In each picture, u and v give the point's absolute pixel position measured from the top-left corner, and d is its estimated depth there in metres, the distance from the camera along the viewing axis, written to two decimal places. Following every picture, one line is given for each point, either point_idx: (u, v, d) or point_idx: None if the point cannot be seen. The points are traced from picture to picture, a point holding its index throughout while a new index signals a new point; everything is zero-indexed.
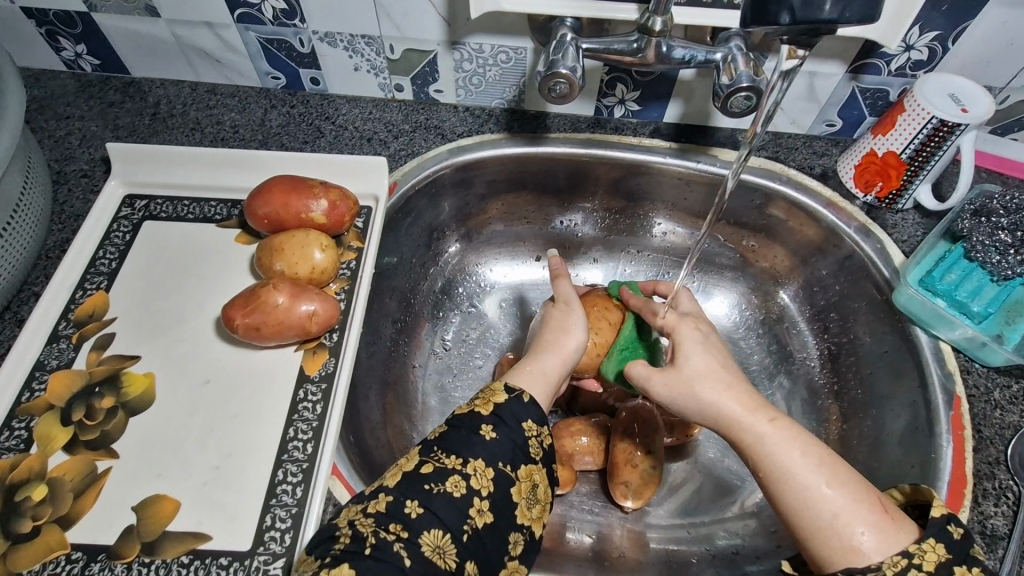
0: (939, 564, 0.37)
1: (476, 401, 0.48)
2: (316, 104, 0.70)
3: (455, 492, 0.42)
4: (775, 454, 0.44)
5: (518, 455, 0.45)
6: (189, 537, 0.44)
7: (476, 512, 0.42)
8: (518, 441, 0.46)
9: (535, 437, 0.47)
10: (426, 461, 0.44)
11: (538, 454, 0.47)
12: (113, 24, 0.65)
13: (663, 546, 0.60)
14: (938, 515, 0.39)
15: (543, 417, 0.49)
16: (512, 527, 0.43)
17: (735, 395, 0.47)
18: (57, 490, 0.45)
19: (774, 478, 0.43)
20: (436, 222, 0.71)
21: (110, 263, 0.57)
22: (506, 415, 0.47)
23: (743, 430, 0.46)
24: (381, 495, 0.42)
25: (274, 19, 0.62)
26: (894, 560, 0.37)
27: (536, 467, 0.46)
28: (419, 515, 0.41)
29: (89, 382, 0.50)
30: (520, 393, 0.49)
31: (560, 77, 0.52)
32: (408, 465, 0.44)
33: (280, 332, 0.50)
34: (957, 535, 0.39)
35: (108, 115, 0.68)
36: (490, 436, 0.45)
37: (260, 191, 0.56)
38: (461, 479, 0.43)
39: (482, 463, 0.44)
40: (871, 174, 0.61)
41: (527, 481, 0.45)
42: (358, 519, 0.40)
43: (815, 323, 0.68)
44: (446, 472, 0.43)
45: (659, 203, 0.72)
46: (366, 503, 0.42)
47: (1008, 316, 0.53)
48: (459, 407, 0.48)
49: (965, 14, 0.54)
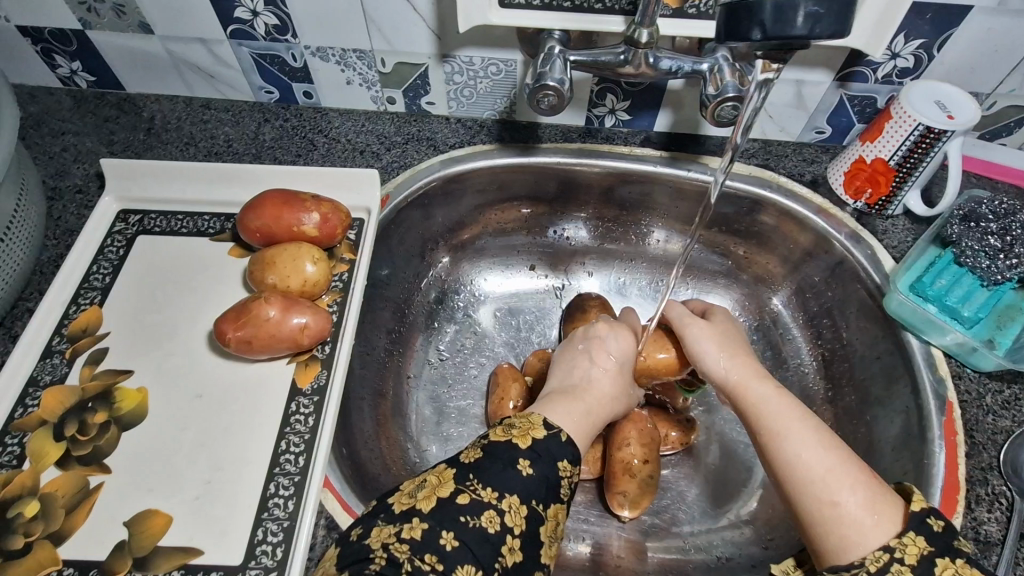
0: (920, 557, 0.37)
1: (514, 430, 0.47)
2: (311, 117, 0.71)
3: (490, 527, 0.41)
4: (775, 415, 0.48)
5: (550, 494, 0.44)
6: (180, 552, 0.44)
7: (509, 550, 0.41)
8: (551, 479, 0.45)
9: (568, 477, 0.46)
10: (461, 491, 0.42)
11: (566, 494, 0.46)
12: (108, 41, 0.66)
13: (659, 556, 0.60)
14: (917, 508, 0.40)
15: (579, 456, 0.48)
16: (536, 566, 0.42)
17: (736, 368, 0.53)
18: (49, 506, 0.45)
19: (771, 436, 0.47)
20: (429, 233, 0.71)
21: (104, 278, 0.58)
22: (543, 452, 0.46)
23: (746, 396, 0.51)
24: (415, 521, 0.40)
25: (267, 34, 0.63)
26: (876, 555, 0.38)
27: (562, 506, 0.45)
28: (453, 548, 0.39)
29: (83, 398, 0.50)
30: (557, 432, 0.48)
31: (547, 90, 0.52)
32: (443, 490, 0.42)
33: (272, 345, 0.50)
34: (938, 528, 0.39)
35: (104, 132, 0.69)
36: (527, 472, 0.44)
37: (252, 204, 0.56)
38: (495, 515, 0.41)
39: (517, 500, 0.43)
40: (861, 181, 0.61)
41: (553, 521, 0.44)
42: (392, 543, 0.39)
43: (808, 329, 0.68)
44: (482, 506, 0.42)
45: (651, 211, 0.72)
46: (399, 526, 0.40)
47: (999, 321, 0.54)
48: (494, 434, 0.47)
49: (948, 22, 0.54)
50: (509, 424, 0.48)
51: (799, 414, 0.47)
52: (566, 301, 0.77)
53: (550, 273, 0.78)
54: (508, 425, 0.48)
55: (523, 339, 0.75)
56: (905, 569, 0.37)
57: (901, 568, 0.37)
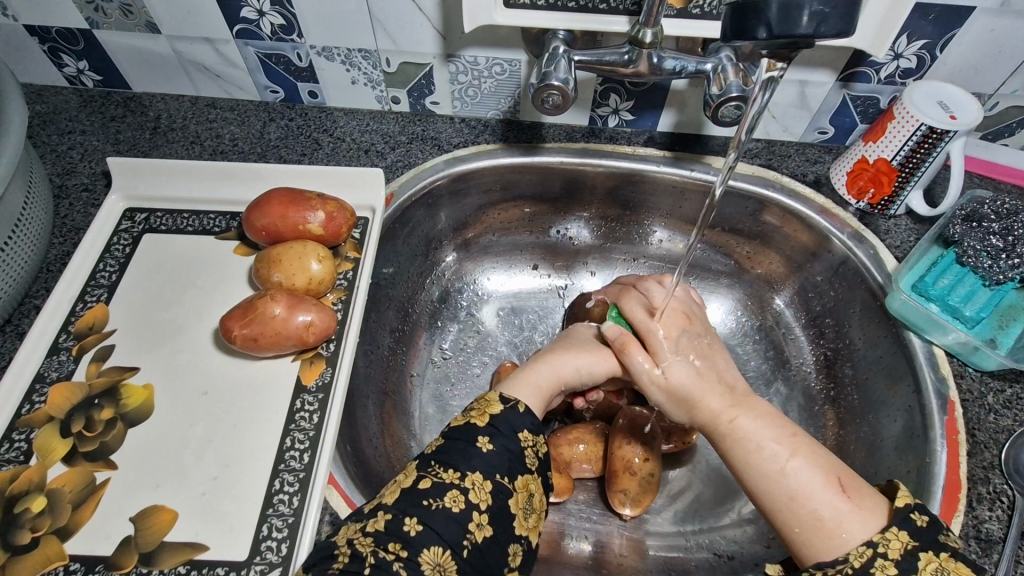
0: (903, 551, 0.38)
1: (472, 412, 0.48)
2: (316, 116, 0.71)
3: (454, 506, 0.42)
4: (745, 438, 0.47)
5: (515, 466, 0.45)
6: (186, 548, 0.44)
7: (476, 526, 0.42)
8: (515, 450, 0.46)
9: (532, 447, 0.47)
10: (424, 477, 0.43)
11: (534, 464, 0.46)
12: (115, 41, 0.66)
13: (662, 554, 0.60)
14: (901, 505, 0.40)
15: (539, 426, 0.49)
16: (511, 538, 0.43)
17: (699, 387, 0.51)
18: (55, 501, 0.45)
19: (744, 461, 0.47)
20: (433, 232, 0.72)
21: (111, 275, 0.58)
22: (503, 426, 0.46)
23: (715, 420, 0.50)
24: (380, 514, 0.41)
25: (273, 34, 0.63)
26: (860, 550, 0.39)
27: (532, 478, 0.46)
28: (419, 532, 0.40)
29: (89, 394, 0.50)
30: (514, 404, 0.48)
31: (552, 89, 0.52)
32: (406, 480, 0.43)
33: (277, 342, 0.51)
34: (921, 523, 0.40)
35: (110, 130, 0.69)
36: (487, 447, 0.45)
37: (258, 203, 0.56)
38: (459, 494, 0.42)
39: (480, 476, 0.43)
40: (864, 181, 0.61)
41: (524, 492, 0.45)
42: (357, 538, 0.40)
43: (810, 329, 0.68)
44: (445, 487, 0.42)
45: (654, 211, 0.73)
46: (365, 522, 0.41)
47: (1001, 320, 0.54)
48: (454, 419, 0.48)
49: (951, 23, 0.54)
50: (467, 408, 0.48)
51: (769, 436, 0.47)
52: (568, 301, 0.77)
53: (553, 273, 0.78)
54: (467, 409, 0.49)
55: (526, 338, 0.75)
56: (889, 563, 0.38)
57: (884, 563, 0.38)
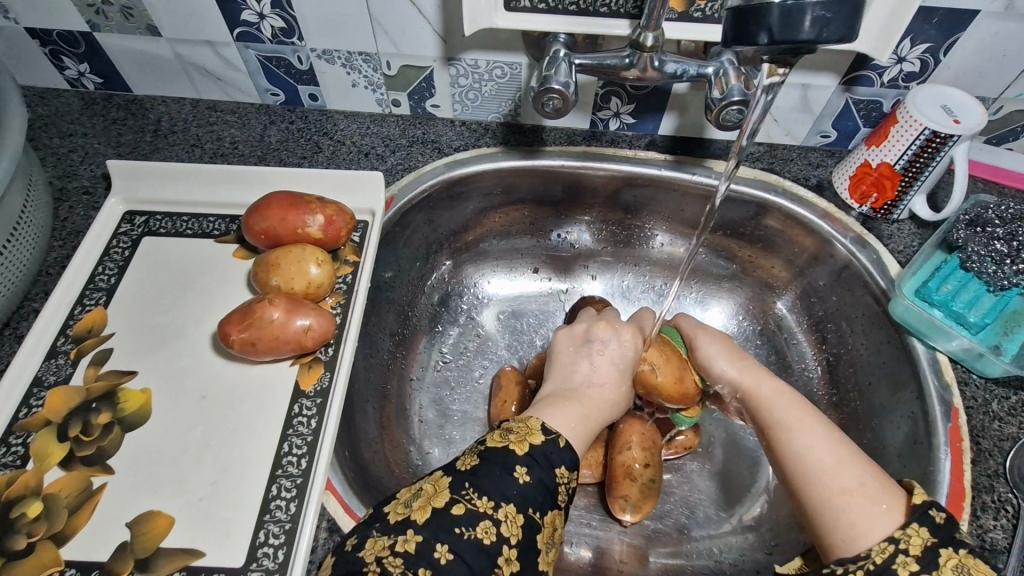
0: (925, 547, 0.37)
1: (511, 436, 0.47)
2: (315, 120, 0.71)
3: (485, 538, 0.41)
4: (784, 411, 0.49)
5: (547, 501, 0.44)
6: (182, 554, 0.44)
7: (505, 561, 0.41)
8: (549, 484, 0.45)
9: (567, 483, 0.46)
10: (457, 500, 0.42)
11: (564, 499, 0.46)
12: (116, 43, 0.66)
13: (662, 561, 0.60)
14: (919, 502, 0.39)
15: (575, 462, 0.48)
16: (534, 574, 0.42)
17: (747, 370, 0.54)
18: (52, 507, 0.45)
19: (779, 433, 0.48)
20: (432, 236, 0.71)
21: (109, 279, 0.58)
22: (540, 456, 0.46)
23: (755, 396, 0.52)
24: (410, 533, 0.40)
25: (273, 37, 0.63)
26: (881, 547, 0.38)
27: (560, 512, 0.45)
28: (448, 561, 0.39)
29: (87, 398, 0.50)
30: (556, 437, 0.48)
31: (552, 92, 0.52)
32: (439, 499, 0.42)
33: (275, 347, 0.50)
34: (939, 520, 0.38)
35: (110, 133, 0.69)
36: (524, 479, 0.44)
37: (258, 207, 0.56)
38: (490, 525, 0.41)
39: (514, 509, 0.42)
40: (866, 186, 0.61)
41: (550, 527, 0.44)
42: (385, 557, 0.39)
43: (813, 334, 0.68)
44: (477, 516, 0.41)
45: (655, 214, 0.72)
46: (393, 539, 0.40)
47: (1006, 327, 0.53)
48: (491, 439, 0.47)
49: (955, 26, 0.54)
50: (506, 429, 0.47)
51: (807, 411, 0.48)
52: (569, 305, 0.77)
53: (554, 277, 0.78)
54: (505, 430, 0.47)
55: (526, 342, 0.75)
56: (910, 560, 0.37)
57: (906, 559, 0.37)
